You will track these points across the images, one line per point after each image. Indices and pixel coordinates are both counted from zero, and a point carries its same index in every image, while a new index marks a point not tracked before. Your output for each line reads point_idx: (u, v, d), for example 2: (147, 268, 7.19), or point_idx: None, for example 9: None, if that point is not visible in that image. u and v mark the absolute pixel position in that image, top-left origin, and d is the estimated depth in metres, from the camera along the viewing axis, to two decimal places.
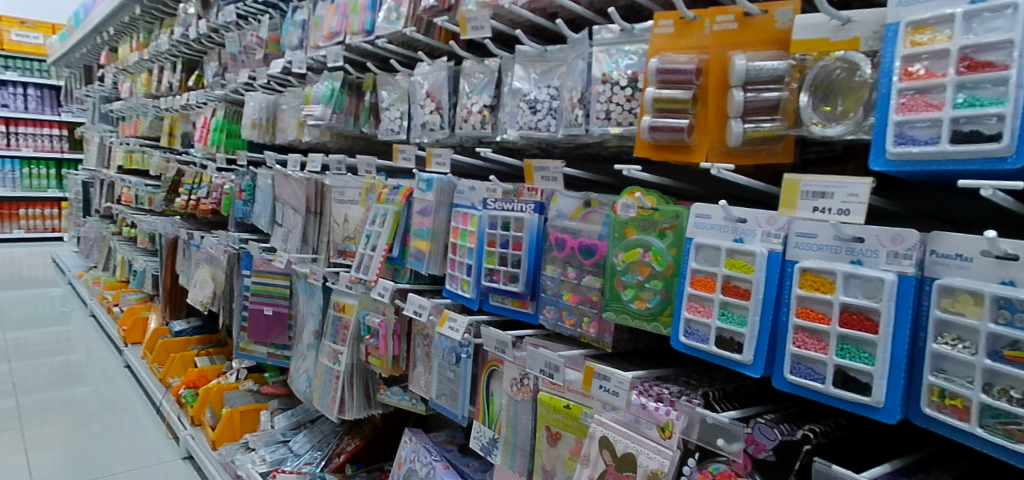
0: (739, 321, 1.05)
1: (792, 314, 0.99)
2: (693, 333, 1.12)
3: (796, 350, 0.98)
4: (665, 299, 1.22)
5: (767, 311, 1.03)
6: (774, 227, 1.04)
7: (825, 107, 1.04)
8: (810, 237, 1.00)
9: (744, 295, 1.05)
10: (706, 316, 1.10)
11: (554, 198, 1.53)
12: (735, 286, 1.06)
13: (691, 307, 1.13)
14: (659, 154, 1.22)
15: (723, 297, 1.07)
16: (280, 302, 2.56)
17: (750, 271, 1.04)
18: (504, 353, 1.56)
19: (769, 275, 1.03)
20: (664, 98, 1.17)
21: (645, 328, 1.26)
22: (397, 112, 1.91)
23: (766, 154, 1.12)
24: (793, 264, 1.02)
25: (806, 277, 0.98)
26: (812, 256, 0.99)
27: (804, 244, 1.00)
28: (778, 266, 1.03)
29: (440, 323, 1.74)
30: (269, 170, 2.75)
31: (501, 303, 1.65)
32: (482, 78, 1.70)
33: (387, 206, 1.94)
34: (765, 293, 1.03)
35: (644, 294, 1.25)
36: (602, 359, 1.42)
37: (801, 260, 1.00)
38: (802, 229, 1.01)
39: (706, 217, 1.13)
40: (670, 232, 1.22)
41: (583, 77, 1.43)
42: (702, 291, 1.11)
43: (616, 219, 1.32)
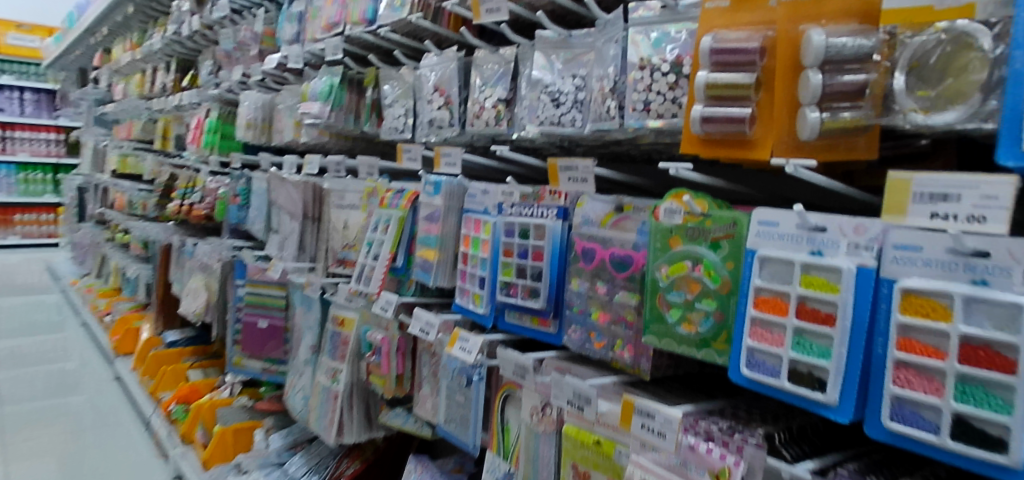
0: (820, 352, 0.88)
1: (891, 345, 0.82)
2: (760, 365, 0.95)
3: (897, 391, 0.80)
4: (719, 322, 1.04)
5: (857, 341, 0.86)
6: (864, 238, 0.87)
7: (921, 91, 0.86)
8: (911, 251, 0.83)
9: (826, 320, 0.88)
10: (778, 346, 0.93)
11: (580, 202, 1.35)
12: (813, 310, 0.89)
13: (755, 334, 0.96)
14: (713, 150, 1.05)
15: (797, 322, 0.90)
16: (276, 314, 2.32)
17: (834, 291, 0.87)
18: (523, 380, 1.38)
19: (858, 296, 0.86)
20: (720, 83, 1.00)
21: (693, 356, 1.08)
22: (401, 109, 1.70)
23: (847, 147, 0.94)
24: (889, 283, 0.85)
25: (910, 300, 0.80)
26: (916, 274, 0.82)
27: (905, 259, 0.83)
28: (869, 285, 0.86)
29: (449, 342, 1.53)
30: (265, 174, 2.57)
31: (519, 321, 1.46)
32: (495, 69, 1.50)
33: (390, 211, 1.74)
34: (853, 319, 0.86)
35: (694, 316, 1.07)
36: (637, 388, 1.23)
37: (900, 279, 0.83)
38: (899, 240, 0.84)
39: (774, 226, 0.97)
40: (727, 242, 1.04)
41: (617, 63, 1.23)
42: (772, 314, 0.94)
43: (659, 227, 1.14)
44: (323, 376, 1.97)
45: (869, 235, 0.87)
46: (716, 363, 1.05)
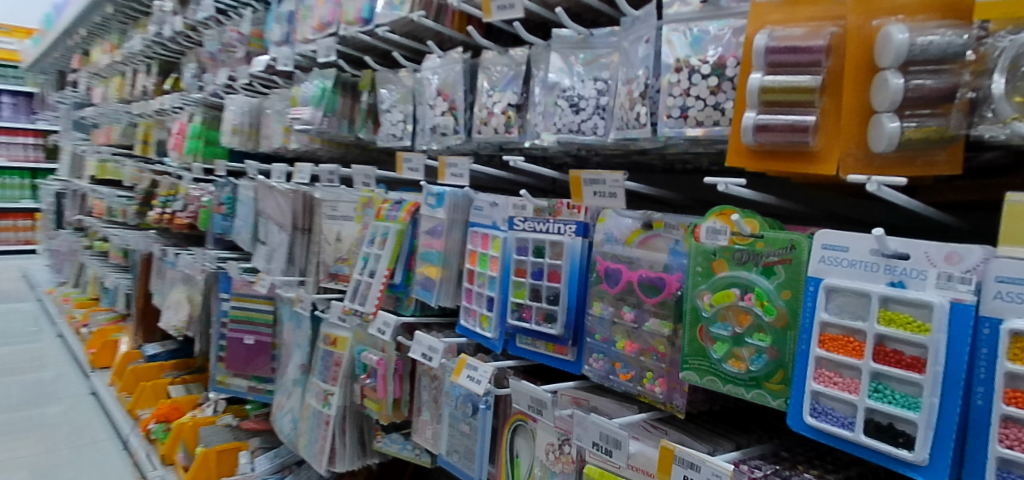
0: (906, 403, 0.80)
1: (997, 397, 0.74)
2: (828, 413, 0.87)
3: (1004, 451, 0.73)
4: (774, 359, 0.95)
5: (952, 389, 0.77)
6: (960, 268, 0.79)
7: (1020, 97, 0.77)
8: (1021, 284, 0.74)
9: (912, 365, 0.80)
10: (850, 392, 0.85)
11: (602, 217, 1.22)
12: (892, 352, 0.82)
13: (820, 377, 0.88)
14: (765, 163, 0.95)
15: (875, 365, 0.82)
16: (263, 330, 2.15)
17: (922, 331, 0.79)
18: (541, 415, 1.24)
19: (952, 337, 0.78)
20: (778, 87, 0.90)
21: (740, 396, 0.98)
22: (400, 114, 1.52)
23: (924, 163, 0.86)
24: (992, 323, 0.76)
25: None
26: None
27: (1008, 294, 0.75)
28: (968, 323, 0.77)
29: (455, 371, 1.35)
30: (252, 182, 2.42)
31: (530, 346, 1.31)
32: (505, 71, 1.34)
33: (388, 223, 1.53)
34: (945, 364, 0.78)
35: (742, 352, 0.97)
36: (668, 425, 1.12)
37: (1006, 318, 0.75)
38: (1003, 272, 0.76)
39: (844, 252, 0.88)
40: (783, 268, 0.94)
41: (648, 64, 1.10)
42: (843, 355, 0.85)
43: (700, 248, 1.03)
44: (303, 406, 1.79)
45: (965, 264, 0.78)
46: (769, 406, 0.95)
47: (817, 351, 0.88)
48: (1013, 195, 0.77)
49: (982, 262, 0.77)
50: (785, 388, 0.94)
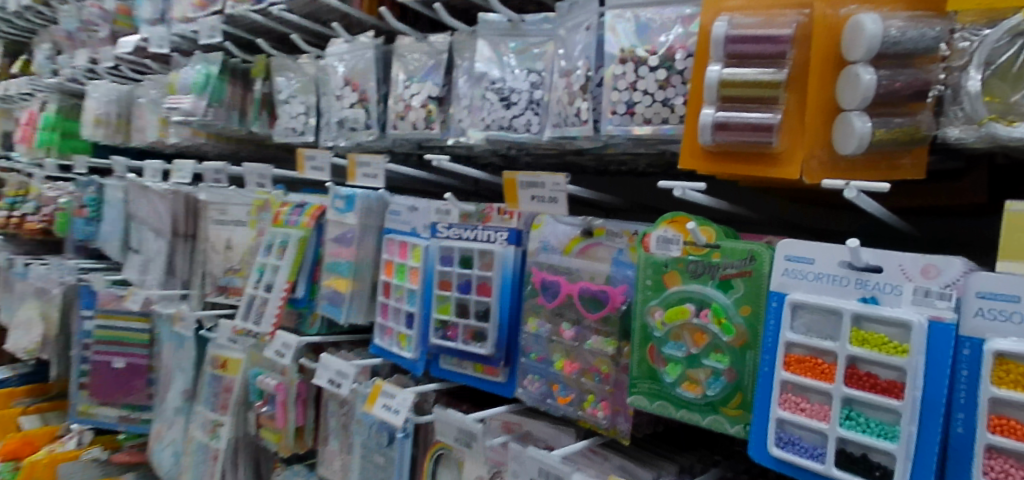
0: (881, 432, 0.75)
1: (982, 425, 0.70)
2: (795, 444, 0.81)
3: None
4: (731, 382, 0.88)
5: (932, 416, 0.73)
6: (938, 284, 0.74)
7: (989, 97, 0.74)
8: (1004, 301, 0.70)
9: (888, 390, 0.75)
10: (819, 419, 0.79)
11: (536, 223, 1.12)
12: (865, 376, 0.77)
13: (786, 403, 0.81)
14: (721, 165, 0.87)
15: (847, 390, 0.77)
16: (137, 352, 1.87)
17: (900, 353, 0.74)
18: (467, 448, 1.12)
19: (932, 358, 0.73)
20: (742, 81, 0.82)
21: (695, 423, 0.91)
22: (301, 106, 1.33)
23: (889, 165, 0.84)
24: (972, 343, 0.72)
25: (1011, 368, 0.69)
26: (1008, 331, 0.70)
27: (992, 313, 0.71)
28: (948, 343, 0.73)
29: (369, 400, 1.14)
30: (121, 181, 2.12)
31: (455, 367, 1.18)
32: (423, 59, 1.19)
33: (287, 229, 1.35)
34: (924, 389, 0.73)
35: (697, 374, 0.90)
36: (609, 450, 1.04)
37: (989, 338, 0.71)
38: (984, 287, 0.71)
39: (809, 264, 0.83)
40: (741, 281, 0.88)
41: (589, 53, 1.00)
42: (812, 379, 0.79)
43: (651, 259, 0.96)
44: (184, 441, 1.55)
45: (944, 278, 0.74)
46: (727, 433, 0.88)
47: (783, 375, 0.81)
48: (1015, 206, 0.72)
49: (962, 276, 0.73)
50: (744, 413, 0.87)
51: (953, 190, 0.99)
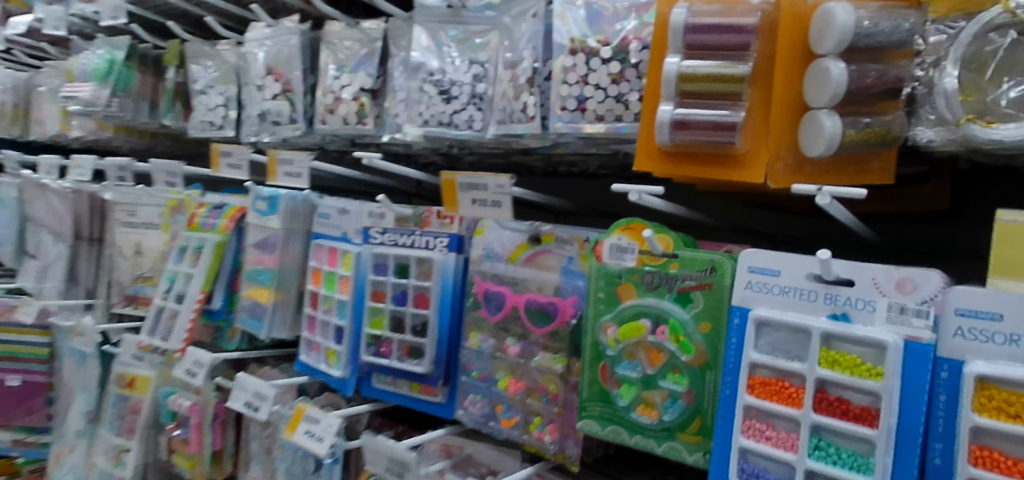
0: (853, 464, 0.69)
1: (962, 458, 0.64)
2: (759, 476, 0.74)
3: None
4: (690, 405, 0.80)
5: (909, 445, 0.67)
6: (915, 300, 0.68)
7: (965, 97, 0.68)
8: (985, 320, 0.65)
9: (861, 417, 0.68)
10: (786, 449, 0.72)
11: (479, 229, 1.03)
12: (836, 401, 0.70)
13: (749, 431, 0.74)
14: (679, 167, 0.79)
15: (817, 417, 0.70)
16: (35, 368, 1.69)
17: (873, 376, 0.68)
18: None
19: (907, 382, 0.67)
20: (704, 74, 0.74)
21: (650, 450, 0.84)
22: (219, 97, 1.20)
23: (858, 168, 0.77)
24: (951, 365, 0.66)
25: (994, 394, 0.63)
26: (989, 352, 0.64)
27: (973, 332, 0.65)
28: (926, 365, 0.67)
29: (289, 427, 1.00)
30: (18, 178, 1.92)
31: (389, 387, 1.08)
32: (355, 48, 1.08)
33: (203, 233, 1.21)
34: (900, 416, 0.67)
35: (653, 397, 0.82)
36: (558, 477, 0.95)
37: (969, 359, 0.65)
38: (964, 304, 0.66)
39: (775, 276, 0.76)
40: (701, 294, 0.81)
41: (536, 43, 0.91)
42: (778, 404, 0.72)
43: (603, 270, 0.89)
44: (86, 468, 1.39)
45: (921, 294, 0.68)
46: (685, 462, 0.81)
47: (747, 399, 0.74)
48: (1006, 217, 0.67)
49: (939, 292, 0.68)
50: (703, 440, 0.80)
51: (914, 195, 0.93)
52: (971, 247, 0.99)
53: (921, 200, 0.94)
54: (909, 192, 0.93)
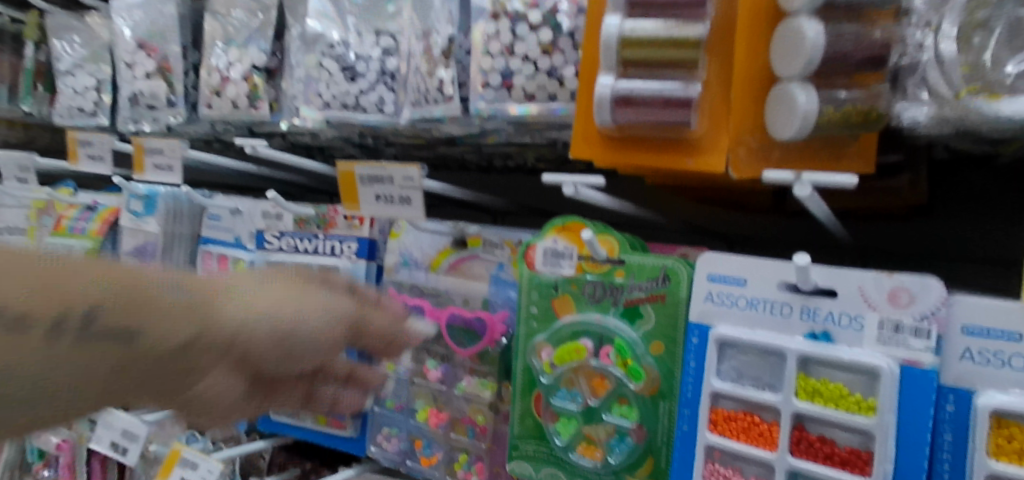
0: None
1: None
2: None
3: None
4: (640, 443, 0.67)
5: None
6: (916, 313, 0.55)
7: (965, 67, 0.52)
8: (1000, 340, 0.52)
9: (850, 462, 0.55)
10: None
11: (394, 231, 0.87)
12: (817, 442, 0.57)
13: (712, 477, 0.60)
14: (624, 154, 0.63)
15: (795, 462, 0.57)
16: None
17: (864, 411, 0.55)
18: None
19: (905, 417, 0.54)
20: (649, 39, 0.59)
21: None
22: (87, 78, 1.02)
23: (832, 155, 0.62)
24: (958, 396, 0.54)
25: (1016, 433, 0.51)
26: (1007, 381, 0.52)
27: (984, 355, 0.53)
28: (929, 396, 0.53)
29: (163, 471, 0.88)
30: None
31: (291, 419, 0.94)
32: (243, 18, 0.91)
33: (70, 239, 1.05)
34: (896, 460, 0.54)
35: (596, 433, 0.68)
36: None
37: (982, 389, 0.53)
38: (972, 319, 0.54)
39: (740, 287, 0.62)
40: (652, 308, 0.68)
41: (452, 8, 0.76)
42: (747, 444, 0.59)
43: (536, 279, 0.74)
44: None
45: (919, 307, 0.54)
46: None
47: (709, 438, 0.60)
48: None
49: (941, 304, 0.54)
50: None
51: (892, 190, 0.80)
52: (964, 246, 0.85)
53: (899, 195, 0.80)
54: (888, 187, 0.79)
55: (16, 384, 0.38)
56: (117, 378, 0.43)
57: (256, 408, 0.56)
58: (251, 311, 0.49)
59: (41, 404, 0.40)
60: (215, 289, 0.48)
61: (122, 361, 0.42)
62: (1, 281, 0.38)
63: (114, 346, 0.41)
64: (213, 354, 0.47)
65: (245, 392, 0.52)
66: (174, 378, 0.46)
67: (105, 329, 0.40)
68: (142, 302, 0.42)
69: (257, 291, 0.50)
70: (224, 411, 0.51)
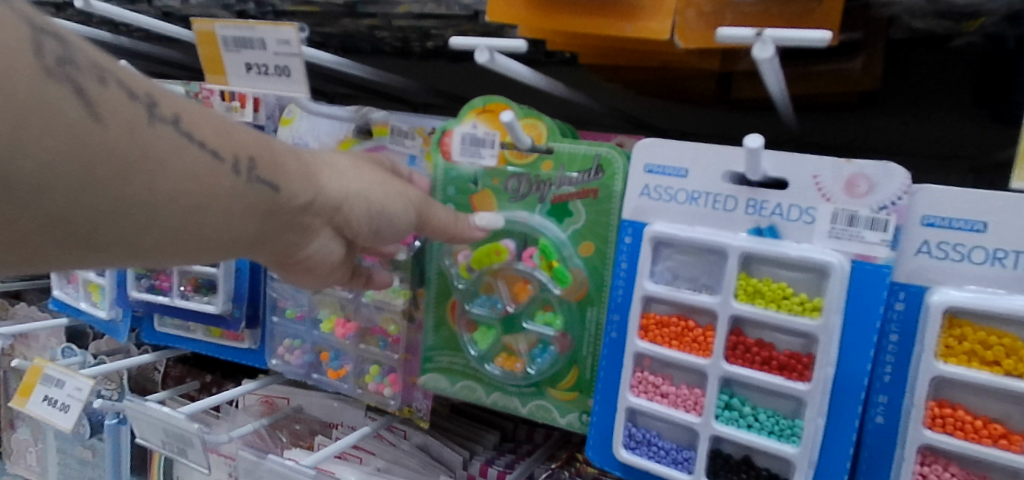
0: (774, 429, 0.51)
1: (915, 417, 0.46)
2: (651, 444, 0.55)
3: None
4: (564, 353, 0.60)
5: (848, 402, 0.50)
6: (873, 205, 0.48)
7: None
8: (962, 231, 0.47)
9: (788, 368, 0.50)
10: (687, 410, 0.53)
11: (286, 117, 0.74)
12: (754, 347, 0.51)
13: (639, 386, 0.55)
14: (554, 19, 0.53)
15: (729, 370, 0.51)
16: None
17: (807, 312, 0.49)
18: (186, 461, 0.71)
19: (851, 318, 0.49)
20: None
21: (512, 410, 0.64)
22: None
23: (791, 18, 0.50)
24: (909, 293, 0.49)
25: (967, 333, 0.45)
26: (965, 276, 0.47)
27: (943, 250, 0.47)
28: (879, 294, 0.48)
29: (23, 391, 0.78)
30: None
31: (179, 330, 0.84)
32: None
33: None
34: (838, 363, 0.49)
35: (513, 343, 0.62)
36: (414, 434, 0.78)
37: (938, 287, 0.47)
38: (934, 210, 0.47)
39: (680, 179, 0.54)
40: (583, 205, 0.60)
41: None
42: (679, 351, 0.53)
43: (453, 172, 0.65)
44: None
45: (878, 197, 0.48)
46: (556, 426, 0.62)
47: (638, 345, 0.54)
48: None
49: (903, 194, 0.47)
50: (579, 398, 0.61)
51: (839, 73, 0.69)
52: (922, 136, 0.78)
53: (850, 81, 0.69)
54: (831, 69, 0.68)
55: (200, 217, 0.40)
56: (259, 224, 0.45)
57: (325, 273, 0.58)
58: (349, 183, 0.52)
59: (207, 236, 0.42)
60: (314, 159, 0.51)
61: (270, 209, 0.45)
62: (195, 125, 0.40)
63: (267, 191, 0.44)
64: (317, 217, 0.51)
65: (328, 256, 0.55)
66: (283, 232, 0.49)
67: (266, 173, 0.44)
68: (281, 159, 0.46)
69: (354, 164, 0.54)
70: (316, 267, 0.56)
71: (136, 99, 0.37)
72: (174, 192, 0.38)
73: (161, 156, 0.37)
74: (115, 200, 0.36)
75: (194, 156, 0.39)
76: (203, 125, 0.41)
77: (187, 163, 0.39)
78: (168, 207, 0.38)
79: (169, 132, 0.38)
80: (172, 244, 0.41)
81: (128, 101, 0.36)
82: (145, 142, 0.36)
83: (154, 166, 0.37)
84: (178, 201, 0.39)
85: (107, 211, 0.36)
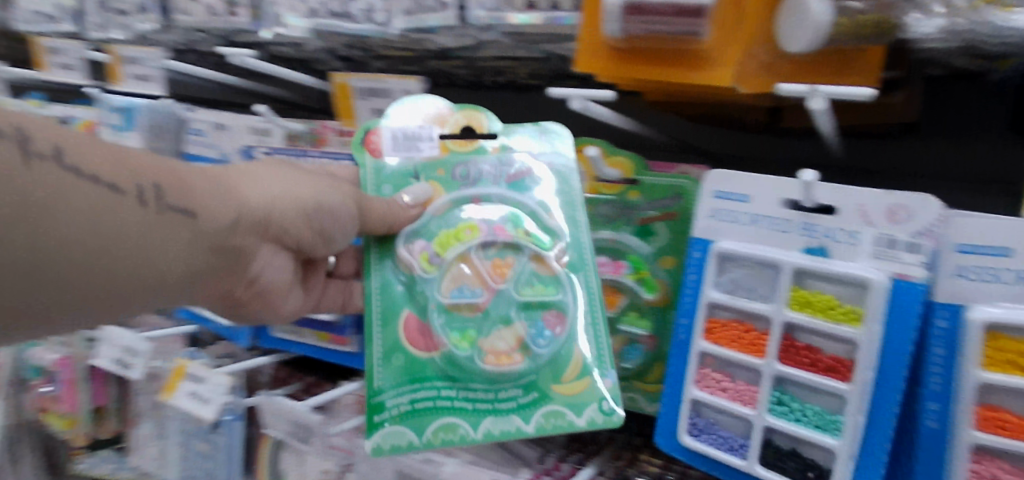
0: (819, 422, 0.58)
1: (967, 421, 0.53)
2: (710, 432, 0.64)
3: None
4: (558, 335, 0.65)
5: (885, 405, 0.56)
6: (903, 225, 0.56)
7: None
8: (991, 256, 0.54)
9: (834, 369, 0.57)
10: (744, 403, 0.61)
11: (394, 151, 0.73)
12: (804, 350, 0.59)
13: (704, 380, 0.64)
14: (634, 68, 0.62)
15: (783, 368, 0.59)
16: None
17: (850, 321, 0.56)
18: None
19: (891, 328, 0.56)
20: None
21: (515, 434, 0.65)
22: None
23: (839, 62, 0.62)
24: (950, 312, 0.55)
25: (1005, 344, 0.52)
26: (1004, 295, 0.53)
27: (982, 275, 0.54)
28: (915, 308, 0.55)
29: (168, 387, 0.90)
30: None
31: (291, 336, 0.95)
32: None
33: None
34: (880, 370, 0.56)
35: (500, 343, 0.65)
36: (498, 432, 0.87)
37: (976, 304, 0.54)
38: (964, 239, 0.55)
39: (744, 203, 0.63)
40: (665, 226, 0.72)
41: None
42: (739, 351, 0.61)
43: (385, 171, 0.72)
44: None
45: (915, 225, 0.56)
46: (572, 428, 0.65)
47: (702, 344, 0.63)
48: None
49: (939, 219, 0.55)
50: (581, 388, 0.66)
51: (880, 104, 0.77)
52: (965, 159, 0.83)
53: (890, 111, 0.77)
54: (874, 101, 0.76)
55: (106, 238, 0.57)
56: (186, 243, 0.61)
57: (286, 294, 0.75)
58: (272, 191, 0.66)
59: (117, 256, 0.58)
60: (233, 184, 0.65)
61: (194, 232, 0.61)
62: (86, 160, 0.56)
63: (177, 215, 0.60)
64: (247, 235, 0.66)
65: (277, 273, 0.72)
66: (221, 254, 0.65)
67: (172, 199, 0.60)
68: (187, 182, 0.61)
69: (275, 173, 0.67)
70: (257, 290, 0.71)
71: (24, 150, 0.54)
72: (75, 223, 0.56)
73: (53, 194, 0.54)
74: (28, 229, 0.53)
75: (86, 190, 0.56)
76: (96, 161, 0.57)
77: (82, 194, 0.56)
78: (72, 227, 0.55)
79: (51, 165, 0.54)
80: (97, 268, 0.57)
81: (21, 152, 0.53)
82: (34, 179, 0.54)
83: (48, 204, 0.54)
84: (78, 229, 0.56)
85: (24, 241, 0.54)
